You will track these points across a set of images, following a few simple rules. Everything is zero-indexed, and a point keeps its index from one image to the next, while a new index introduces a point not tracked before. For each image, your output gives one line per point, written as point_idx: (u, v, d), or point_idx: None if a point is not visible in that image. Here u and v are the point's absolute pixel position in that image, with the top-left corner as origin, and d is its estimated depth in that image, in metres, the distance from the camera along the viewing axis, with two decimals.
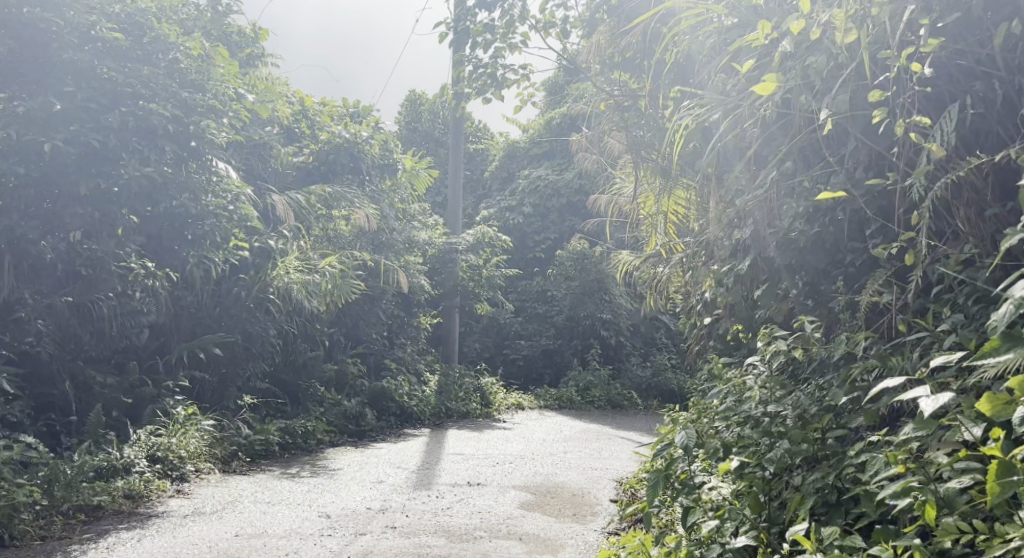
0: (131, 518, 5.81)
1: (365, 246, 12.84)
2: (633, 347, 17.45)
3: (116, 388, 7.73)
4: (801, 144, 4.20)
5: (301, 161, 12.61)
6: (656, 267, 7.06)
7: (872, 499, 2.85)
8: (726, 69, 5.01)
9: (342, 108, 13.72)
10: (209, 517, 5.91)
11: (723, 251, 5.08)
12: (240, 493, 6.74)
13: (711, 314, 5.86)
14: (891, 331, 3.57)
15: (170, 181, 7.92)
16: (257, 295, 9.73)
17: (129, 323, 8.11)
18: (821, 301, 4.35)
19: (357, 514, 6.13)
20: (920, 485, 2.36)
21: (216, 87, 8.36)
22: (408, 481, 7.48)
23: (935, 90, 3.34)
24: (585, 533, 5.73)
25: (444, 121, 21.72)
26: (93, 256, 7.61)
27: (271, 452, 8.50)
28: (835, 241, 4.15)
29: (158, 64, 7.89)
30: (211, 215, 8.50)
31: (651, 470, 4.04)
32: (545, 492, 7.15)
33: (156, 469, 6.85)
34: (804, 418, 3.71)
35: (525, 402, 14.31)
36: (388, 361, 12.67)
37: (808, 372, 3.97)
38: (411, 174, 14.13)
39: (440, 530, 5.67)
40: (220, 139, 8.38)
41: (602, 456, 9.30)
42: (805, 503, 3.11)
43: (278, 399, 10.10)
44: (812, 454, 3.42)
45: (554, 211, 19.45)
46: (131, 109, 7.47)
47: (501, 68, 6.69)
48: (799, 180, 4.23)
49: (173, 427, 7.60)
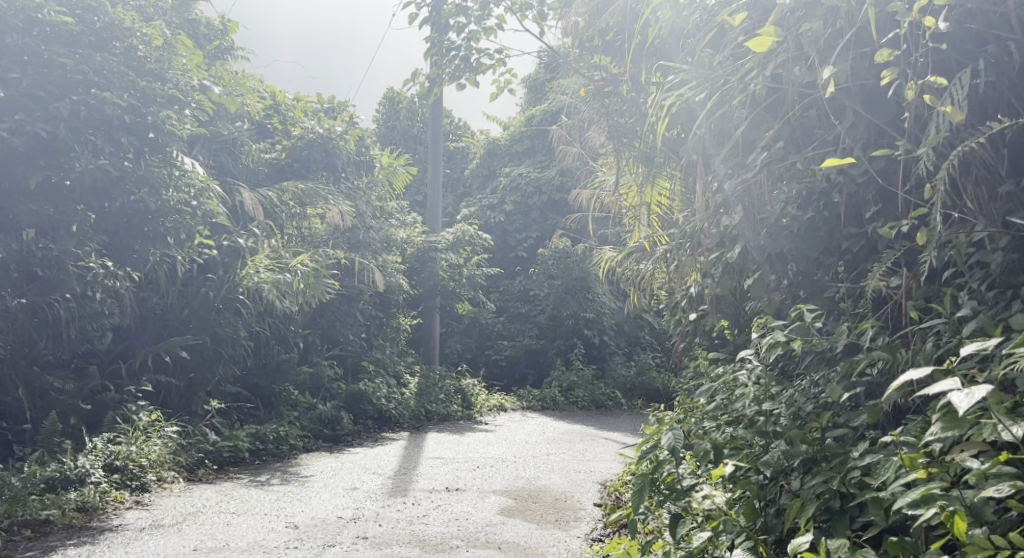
0: (82, 533, 5.44)
1: (340, 246, 12.48)
2: (618, 346, 17.19)
3: (75, 394, 7.35)
4: (793, 123, 3.95)
5: (273, 158, 12.22)
6: (639, 263, 6.76)
7: (881, 507, 2.56)
8: (714, 44, 4.75)
9: (316, 103, 13.33)
10: (167, 530, 5.54)
11: (710, 241, 4.81)
12: (203, 503, 6.38)
13: (698, 310, 5.57)
14: (898, 319, 3.28)
15: (127, 175, 7.54)
16: (226, 295, 9.36)
17: (91, 326, 7.75)
18: (813, 292, 4.09)
19: (327, 523, 5.78)
20: (943, 493, 2.07)
21: (178, 77, 7.98)
22: (383, 487, 7.12)
23: (943, 58, 3.08)
24: (567, 541, 5.42)
25: (422, 120, 21.36)
26: (49, 255, 7.15)
27: (240, 458, 8.12)
28: (831, 226, 3.88)
29: (111, 52, 7.45)
30: (172, 212, 8.07)
31: (636, 475, 3.76)
32: (526, 497, 6.82)
33: (114, 479, 6.46)
34: (798, 417, 3.44)
35: (507, 403, 13.94)
36: (366, 363, 12.29)
37: (803, 367, 3.67)
38: (388, 171, 13.80)
39: (414, 540, 5.32)
40: (182, 131, 8.02)
41: (586, 458, 8.99)
42: (806, 512, 2.81)
43: (249, 405, 9.72)
44: (811, 456, 3.13)
45: (535, 209, 19.14)
46: (82, 98, 7.10)
47: (476, 51, 6.37)
48: (791, 162, 3.97)
49: (134, 434, 7.21)
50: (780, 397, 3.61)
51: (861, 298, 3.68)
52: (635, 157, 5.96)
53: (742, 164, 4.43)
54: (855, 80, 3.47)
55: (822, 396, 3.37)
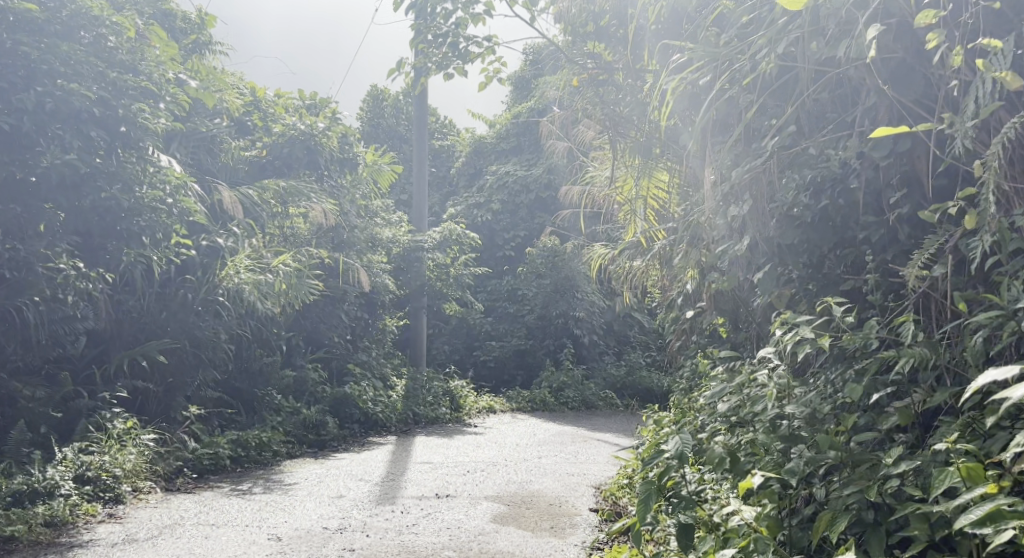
0: (48, 549, 5.12)
1: (323, 245, 12.17)
2: (607, 346, 16.96)
3: (46, 402, 7.04)
4: (806, 104, 3.70)
5: (253, 155, 11.86)
6: (633, 259, 6.45)
7: (928, 521, 2.34)
8: (718, 24, 4.50)
9: (297, 99, 12.98)
10: (141, 545, 5.23)
11: (712, 233, 4.53)
12: (181, 514, 6.07)
13: (695, 307, 5.31)
14: (943, 313, 3.00)
15: (98, 171, 7.16)
16: (205, 297, 9.03)
17: (64, 330, 7.41)
18: (826, 286, 3.81)
19: (312, 535, 5.48)
20: (1014, 508, 1.88)
21: (150, 69, 7.61)
22: (371, 495, 6.81)
23: (979, 28, 2.82)
24: (565, 550, 5.13)
25: (407, 118, 21.08)
26: (16, 258, 6.83)
27: (221, 466, 7.78)
28: (846, 216, 3.60)
29: (79, 42, 7.11)
30: (147, 210, 7.66)
31: (640, 483, 3.48)
32: (519, 503, 6.54)
33: (85, 492, 6.14)
34: (818, 421, 3.18)
35: (497, 404, 13.65)
36: (351, 365, 12.02)
37: (823, 365, 3.42)
38: (373, 169, 13.47)
39: (403, 552, 5.01)
40: (157, 126, 7.63)
41: (579, 461, 8.73)
42: (838, 526, 2.56)
43: (230, 410, 9.41)
44: (838, 463, 2.87)
45: (523, 207, 18.88)
46: (47, 88, 6.74)
47: (464, 39, 6.03)
48: (804, 147, 3.72)
49: (108, 443, 6.88)
50: (797, 398, 3.35)
51: (882, 290, 3.42)
52: (631, 147, 5.69)
53: (747, 151, 4.17)
54: (880, 53, 3.22)
55: (842, 398, 3.13)
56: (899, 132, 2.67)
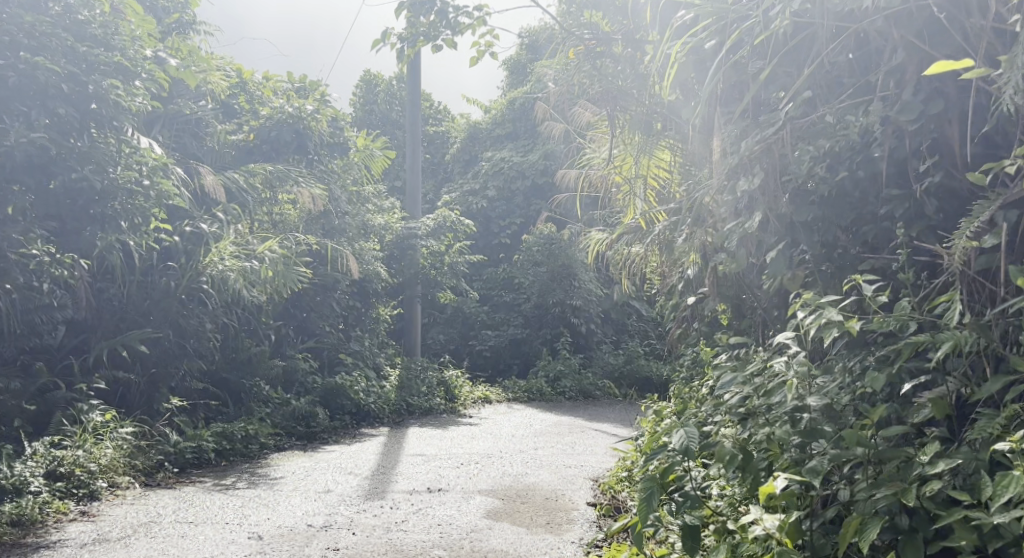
0: (11, 551, 4.81)
1: (313, 231, 11.87)
2: (605, 334, 16.69)
3: (19, 395, 6.77)
4: (823, 66, 3.40)
5: (239, 140, 11.49)
6: (631, 245, 6.15)
7: (975, 530, 2.07)
8: None
9: (286, 82, 12.64)
10: (113, 544, 4.92)
11: (718, 211, 4.20)
12: (159, 512, 5.75)
13: (697, 292, 5.02)
14: (989, 294, 2.72)
15: (69, 151, 6.81)
16: (189, 286, 8.67)
17: (40, 319, 7.14)
18: (844, 266, 3.49)
19: (295, 534, 5.16)
20: None
21: (125, 44, 7.27)
22: (359, 490, 6.52)
23: None
24: (560, 548, 4.84)
25: (400, 103, 20.77)
26: None
27: (204, 459, 7.48)
28: (865, 190, 3.32)
29: (45, 13, 6.86)
30: (122, 193, 7.32)
31: (643, 478, 3.16)
32: (513, 497, 6.25)
33: (58, 488, 5.81)
34: (836, 412, 2.89)
35: (493, 394, 13.35)
36: (342, 356, 11.74)
37: (840, 351, 3.13)
38: (364, 154, 13.09)
39: (391, 551, 4.70)
40: (133, 106, 7.27)
41: (577, 452, 8.45)
42: (868, 531, 2.27)
43: (215, 402, 9.10)
44: (866, 462, 2.57)
45: (520, 193, 18.50)
46: (10, 62, 6.47)
47: (453, 8, 5.67)
48: (821, 113, 3.41)
49: (82, 436, 6.57)
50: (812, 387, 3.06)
51: (908, 271, 3.11)
52: (630, 121, 5.35)
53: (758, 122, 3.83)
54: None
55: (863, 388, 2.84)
56: (955, 70, 2.37)
